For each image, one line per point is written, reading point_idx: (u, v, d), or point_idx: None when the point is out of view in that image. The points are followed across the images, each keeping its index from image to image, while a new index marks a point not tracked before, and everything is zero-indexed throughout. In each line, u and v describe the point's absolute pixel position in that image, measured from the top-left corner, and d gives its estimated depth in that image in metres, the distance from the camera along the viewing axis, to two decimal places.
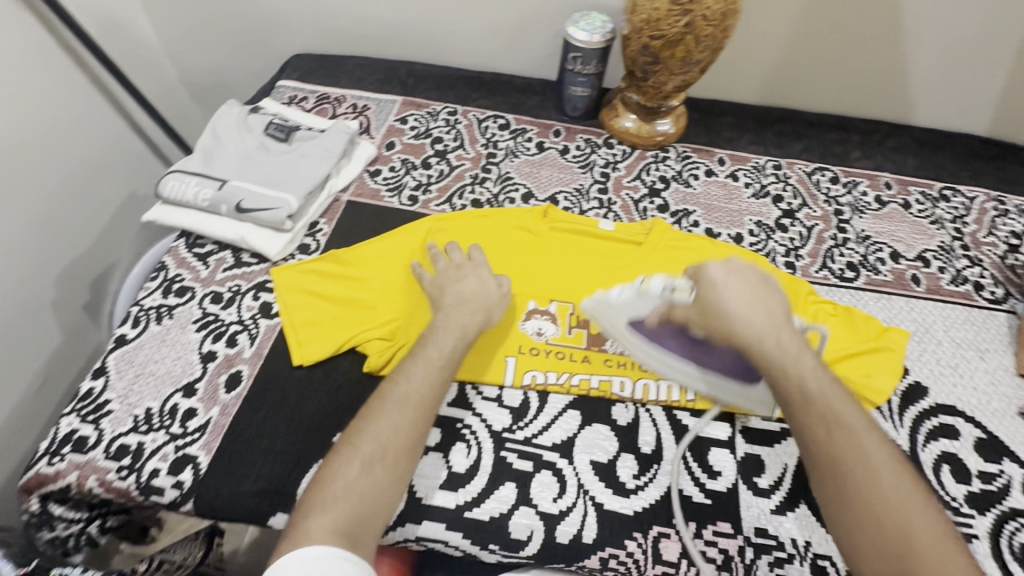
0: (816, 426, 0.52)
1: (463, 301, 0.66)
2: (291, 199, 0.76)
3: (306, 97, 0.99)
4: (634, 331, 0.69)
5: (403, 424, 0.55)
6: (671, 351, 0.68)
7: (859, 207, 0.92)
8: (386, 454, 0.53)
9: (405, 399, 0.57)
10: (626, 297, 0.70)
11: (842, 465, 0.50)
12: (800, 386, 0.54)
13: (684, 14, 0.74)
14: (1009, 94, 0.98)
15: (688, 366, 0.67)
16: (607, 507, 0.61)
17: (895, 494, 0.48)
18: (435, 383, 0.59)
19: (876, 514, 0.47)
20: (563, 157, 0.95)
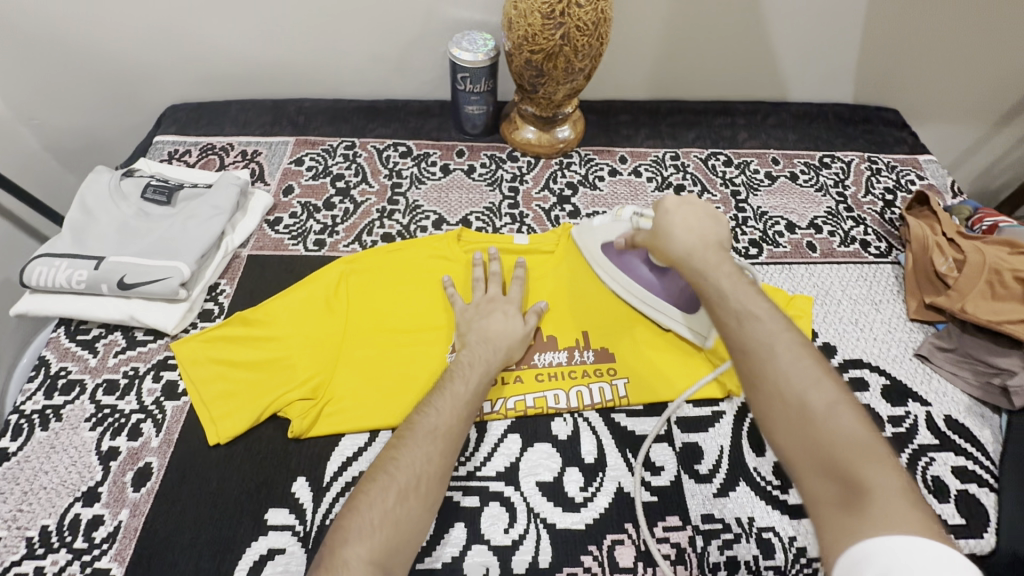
0: (727, 320, 0.53)
1: (486, 337, 0.68)
2: (183, 266, 0.71)
3: (188, 150, 0.93)
4: (602, 252, 0.78)
5: (434, 454, 0.56)
6: (630, 272, 0.76)
7: (753, 185, 0.98)
8: (416, 486, 0.53)
9: (436, 430, 0.57)
10: (606, 223, 0.80)
11: (750, 349, 0.50)
12: (717, 289, 0.56)
13: (558, 26, 0.76)
14: (862, 64, 1.08)
15: (644, 288, 0.75)
16: (559, 526, 0.60)
17: (798, 372, 0.47)
18: (463, 417, 0.60)
19: (779, 389, 0.47)
20: (470, 176, 0.94)
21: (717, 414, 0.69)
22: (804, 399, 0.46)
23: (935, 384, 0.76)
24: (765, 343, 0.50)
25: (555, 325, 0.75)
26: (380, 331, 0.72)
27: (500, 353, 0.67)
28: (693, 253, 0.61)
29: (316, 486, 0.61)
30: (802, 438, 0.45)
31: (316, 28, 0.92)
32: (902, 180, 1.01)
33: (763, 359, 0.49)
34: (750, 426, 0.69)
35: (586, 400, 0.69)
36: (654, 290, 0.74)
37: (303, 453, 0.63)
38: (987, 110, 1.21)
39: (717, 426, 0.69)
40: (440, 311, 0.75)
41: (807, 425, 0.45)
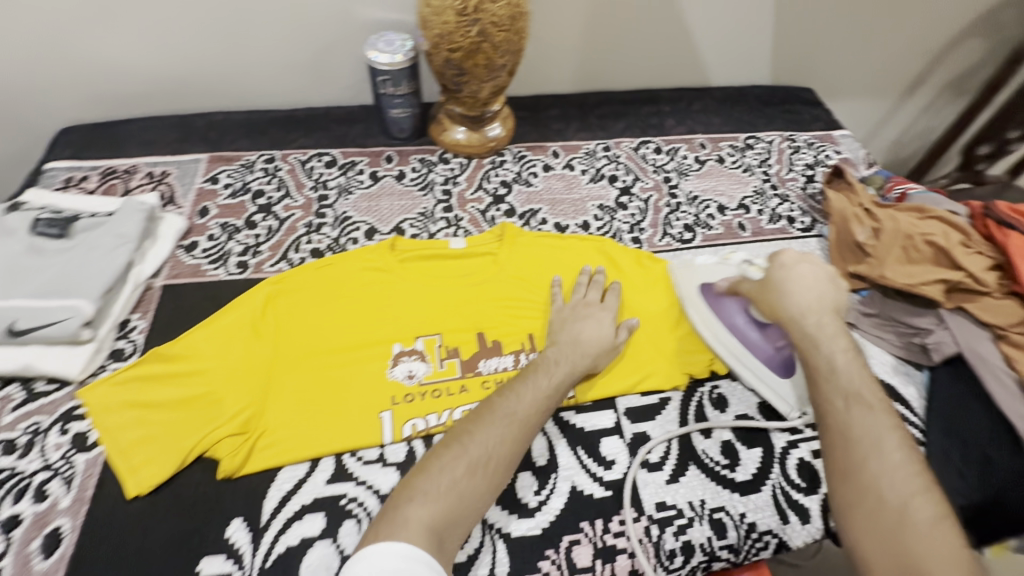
0: (835, 400, 0.57)
1: (580, 339, 0.68)
2: (85, 304, 0.65)
3: (86, 176, 0.85)
4: (700, 293, 0.76)
5: (507, 436, 0.56)
6: (724, 317, 0.73)
7: (683, 170, 1.00)
8: (483, 467, 0.54)
9: (513, 417, 0.58)
10: (710, 266, 0.79)
11: (855, 438, 0.54)
12: (829, 362, 0.60)
13: (473, 23, 0.74)
14: (775, 48, 1.12)
15: (736, 338, 0.72)
16: (515, 533, 0.59)
17: (900, 477, 0.51)
18: (541, 410, 0.60)
19: (878, 486, 0.51)
20: (400, 182, 0.91)
21: (664, 401, 0.70)
22: (904, 506, 0.49)
23: (863, 349, 0.79)
24: (873, 437, 0.53)
25: (498, 329, 0.74)
26: (317, 355, 0.68)
27: (587, 359, 0.67)
28: (808, 319, 0.63)
29: (253, 527, 0.57)
30: (887, 533, 0.48)
31: (219, 35, 0.86)
32: (820, 155, 1.05)
33: (869, 454, 0.53)
34: (696, 409, 0.70)
35: None
36: (744, 342, 0.72)
37: (237, 493, 0.59)
38: (892, 83, 1.29)
39: (664, 413, 0.69)
40: (376, 326, 0.72)
41: (901, 526, 0.48)
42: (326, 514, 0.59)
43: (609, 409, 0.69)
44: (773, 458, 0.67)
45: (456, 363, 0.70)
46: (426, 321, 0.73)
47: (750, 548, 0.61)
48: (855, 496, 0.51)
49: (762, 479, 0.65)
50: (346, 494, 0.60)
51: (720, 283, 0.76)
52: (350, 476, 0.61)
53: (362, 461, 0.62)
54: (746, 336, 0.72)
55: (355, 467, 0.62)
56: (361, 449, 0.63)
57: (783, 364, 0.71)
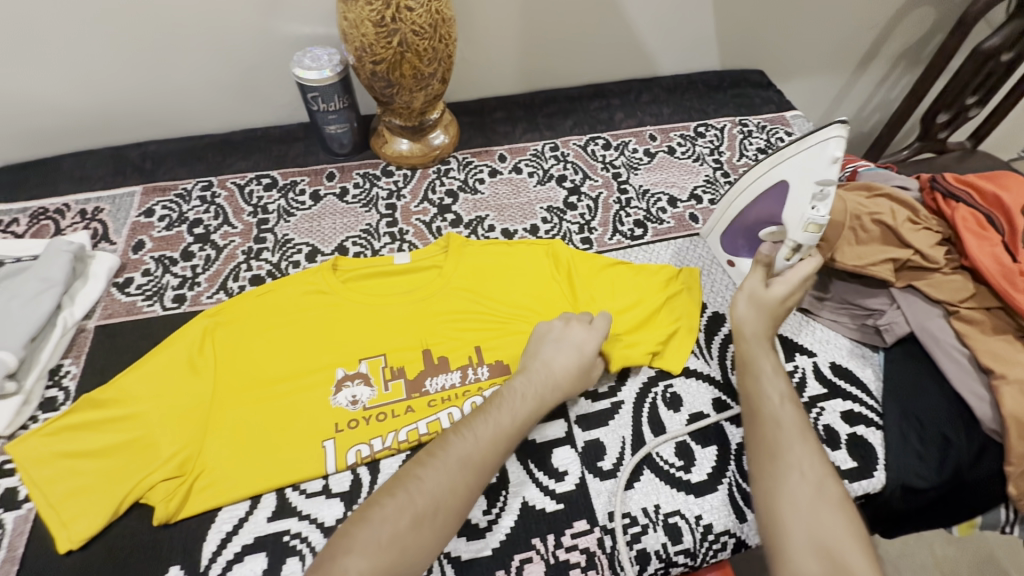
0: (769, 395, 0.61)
1: (555, 372, 0.64)
2: (7, 355, 0.62)
3: (15, 219, 0.82)
4: (778, 182, 0.69)
5: (463, 480, 0.53)
6: (769, 203, 0.72)
7: (633, 164, 0.98)
8: (429, 513, 0.51)
9: (470, 462, 0.54)
10: (803, 198, 0.66)
11: (782, 426, 0.58)
12: (766, 363, 0.64)
13: (393, 33, 0.72)
14: (721, 31, 1.11)
15: (753, 205, 0.74)
16: (465, 557, 0.58)
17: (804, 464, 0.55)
18: (497, 449, 0.56)
19: (797, 468, 0.55)
20: (342, 200, 0.89)
21: (616, 406, 0.69)
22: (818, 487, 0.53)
23: (819, 334, 0.78)
24: (796, 427, 0.58)
25: (446, 344, 0.72)
26: (258, 389, 0.66)
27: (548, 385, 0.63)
28: (754, 332, 0.67)
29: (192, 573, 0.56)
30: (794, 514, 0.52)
31: (140, 61, 0.83)
32: (772, 138, 1.04)
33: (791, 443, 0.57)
34: (649, 410, 0.69)
35: None
36: (752, 212, 0.75)
37: (174, 540, 0.57)
38: (844, 58, 1.27)
39: (617, 418, 0.68)
40: (318, 352, 0.70)
41: (814, 510, 0.52)
42: (268, 553, 0.57)
43: (560, 418, 0.68)
44: (729, 455, 0.66)
45: (402, 384, 0.69)
46: (370, 344, 0.71)
47: (707, 551, 0.60)
48: (778, 478, 0.55)
49: (718, 478, 0.64)
50: (289, 530, 0.58)
51: (783, 213, 0.69)
52: (292, 511, 0.60)
53: (305, 495, 0.61)
54: (753, 232, 0.77)
55: (298, 501, 0.60)
56: (304, 482, 0.61)
57: (731, 244, 0.81)
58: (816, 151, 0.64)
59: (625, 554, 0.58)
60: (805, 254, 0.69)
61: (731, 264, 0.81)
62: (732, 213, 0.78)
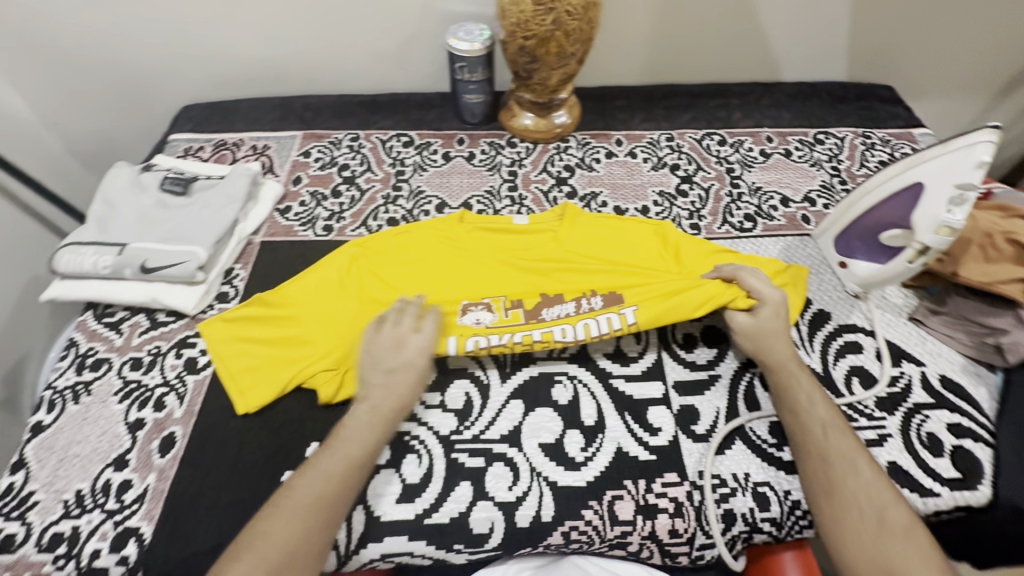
0: (813, 429, 0.61)
1: (392, 391, 0.62)
2: (199, 250, 0.75)
3: (202, 146, 0.97)
4: (909, 186, 0.70)
5: (321, 513, 0.54)
6: (895, 205, 0.72)
7: (747, 162, 1.00)
8: (293, 556, 0.52)
9: (320, 502, 0.55)
10: (938, 201, 0.66)
11: (833, 460, 0.58)
12: (800, 393, 0.63)
13: (548, 12, 0.79)
14: (855, 42, 1.10)
15: (875, 208, 0.75)
16: (562, 483, 0.63)
17: (838, 433, 0.60)
18: (349, 481, 0.57)
19: (857, 500, 0.56)
20: (470, 163, 0.97)
21: (713, 378, 0.72)
22: (881, 515, 0.54)
23: (931, 346, 0.77)
24: (848, 456, 0.58)
25: (559, 282, 0.77)
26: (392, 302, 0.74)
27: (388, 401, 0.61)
28: (783, 358, 0.66)
29: None
30: (835, 483, 0.57)
31: (319, 23, 0.96)
32: (896, 153, 1.02)
33: (846, 476, 0.57)
34: (746, 387, 0.71)
35: (593, 331, 0.71)
36: (874, 214, 0.75)
37: (315, 419, 0.67)
38: (983, 83, 1.21)
39: (714, 389, 0.71)
40: (446, 285, 0.77)
41: (879, 544, 0.53)
42: (391, 447, 0.65)
43: (658, 380, 0.71)
44: None
45: (520, 312, 0.74)
46: (491, 280, 0.78)
47: (792, 525, 0.63)
48: (840, 514, 0.56)
49: None
50: (410, 432, 0.66)
51: (912, 215, 0.69)
52: (413, 417, 0.67)
53: (425, 405, 0.68)
54: (872, 234, 0.77)
55: (419, 410, 0.68)
56: (424, 395, 0.69)
57: (847, 246, 0.81)
58: (961, 154, 0.65)
59: (713, 510, 0.61)
60: (930, 257, 0.68)
61: (843, 266, 0.82)
62: (853, 214, 0.79)
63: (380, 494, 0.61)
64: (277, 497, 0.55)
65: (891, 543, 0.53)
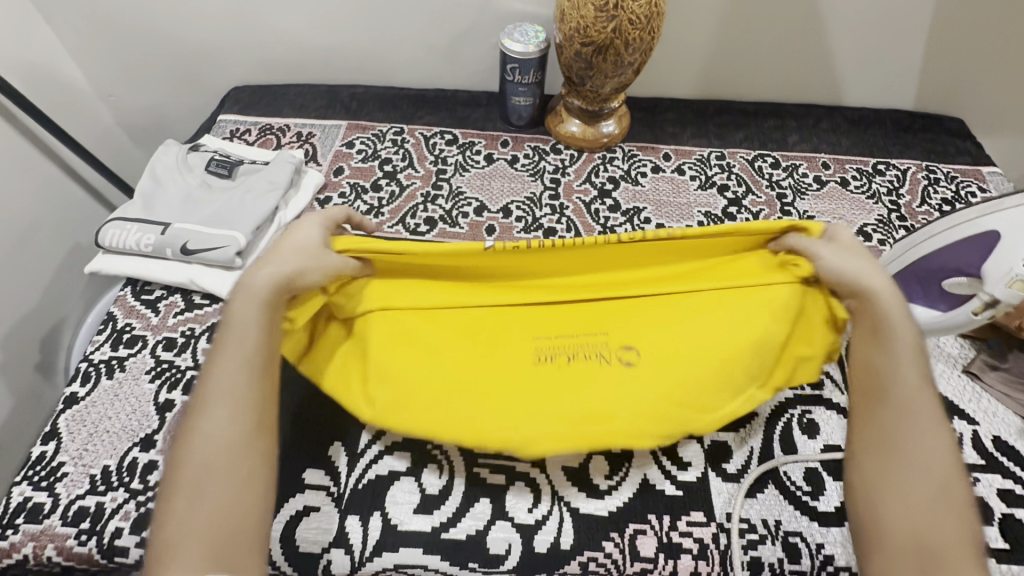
0: (909, 384, 0.55)
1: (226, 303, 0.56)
2: (239, 235, 0.75)
3: (248, 129, 0.98)
4: (985, 233, 0.65)
5: (224, 471, 0.50)
6: (963, 251, 0.67)
7: (800, 189, 0.96)
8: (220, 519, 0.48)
9: (213, 460, 0.49)
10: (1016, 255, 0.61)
11: (916, 421, 0.54)
12: (907, 344, 0.56)
13: (610, 19, 0.77)
14: (928, 70, 1.03)
15: (940, 252, 0.69)
16: (583, 511, 0.61)
17: (931, 403, 0.55)
18: (210, 394, 0.52)
19: (927, 466, 0.52)
20: (512, 166, 0.95)
21: (749, 415, 0.68)
22: (946, 490, 0.51)
23: (985, 403, 0.72)
24: (932, 423, 0.54)
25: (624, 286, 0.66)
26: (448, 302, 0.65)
27: (246, 330, 0.54)
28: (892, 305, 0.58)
29: (350, 451, 0.64)
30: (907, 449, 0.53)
31: (373, 14, 0.95)
32: (961, 191, 0.96)
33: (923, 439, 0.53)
34: (783, 428, 0.68)
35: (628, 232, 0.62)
36: (938, 257, 0.69)
37: (337, 419, 0.66)
38: None
39: (749, 427, 0.68)
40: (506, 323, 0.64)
41: (933, 509, 0.50)
42: (412, 454, 0.64)
43: None
44: None
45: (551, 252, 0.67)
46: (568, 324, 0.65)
47: None
48: (898, 471, 0.52)
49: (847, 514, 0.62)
50: (432, 441, 0.65)
51: (983, 265, 0.65)
52: None
53: None
54: (931, 279, 0.71)
55: None
56: None
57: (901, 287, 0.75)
58: None
59: (739, 555, 0.59)
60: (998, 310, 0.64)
61: None
62: (911, 256, 0.73)
63: (398, 503, 0.61)
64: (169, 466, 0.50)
65: (939, 513, 0.50)
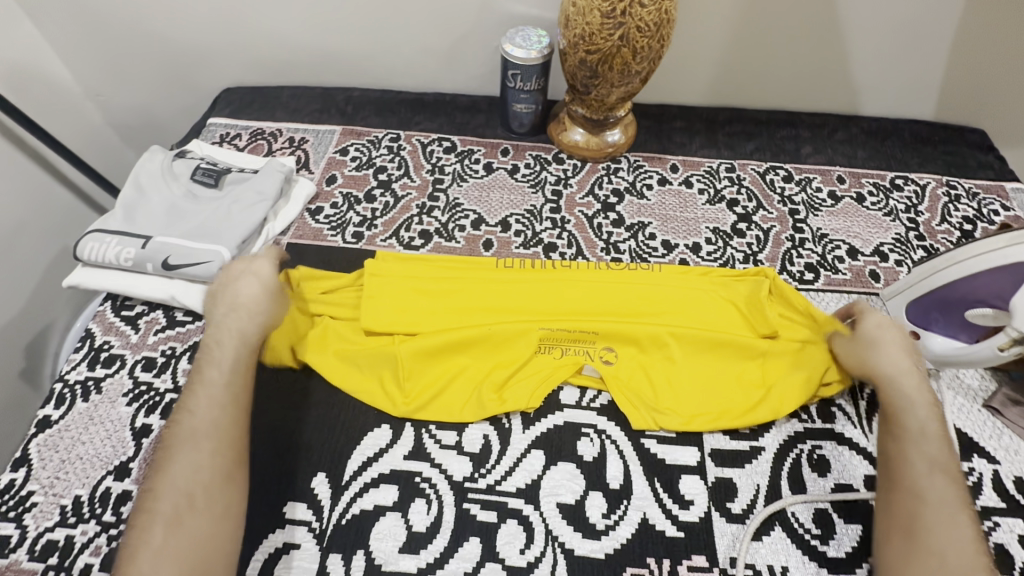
0: (918, 465, 0.56)
1: (223, 334, 0.61)
2: (224, 250, 0.71)
3: (239, 134, 0.94)
4: (1015, 266, 0.61)
5: (201, 508, 0.52)
6: (991, 283, 0.63)
7: (814, 204, 0.91)
8: (194, 558, 0.49)
9: (190, 496, 0.52)
10: None
11: (928, 502, 0.54)
12: (915, 421, 0.59)
13: (617, 26, 0.72)
14: (952, 79, 0.98)
15: (965, 283, 0.65)
16: (578, 552, 0.58)
17: (942, 478, 0.55)
18: (218, 414, 0.56)
19: (941, 550, 0.51)
20: (512, 177, 0.91)
21: (756, 450, 0.65)
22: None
23: (1007, 440, 0.68)
24: (947, 506, 0.53)
25: (619, 302, 0.72)
26: (452, 322, 0.69)
27: (225, 373, 0.59)
28: (900, 378, 0.61)
29: (335, 484, 0.61)
30: (920, 524, 0.53)
31: (368, 14, 0.91)
32: (983, 209, 0.92)
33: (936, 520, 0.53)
34: (792, 465, 0.64)
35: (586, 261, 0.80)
36: (961, 288, 0.65)
37: (322, 448, 0.63)
38: None
39: (755, 463, 0.64)
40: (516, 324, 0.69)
41: None
42: (400, 488, 0.61)
43: (693, 446, 0.65)
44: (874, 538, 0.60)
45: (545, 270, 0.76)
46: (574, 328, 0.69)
47: None
48: (910, 553, 0.52)
49: (858, 560, 0.58)
50: (421, 474, 0.62)
51: (1015, 300, 0.61)
52: (427, 457, 0.63)
53: (439, 444, 0.64)
54: (954, 308, 0.67)
55: (433, 449, 0.64)
56: (441, 433, 0.65)
57: (919, 315, 0.71)
58: None
59: None
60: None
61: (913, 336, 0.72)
62: (933, 282, 0.69)
63: (384, 540, 0.58)
64: (142, 509, 0.51)
65: None
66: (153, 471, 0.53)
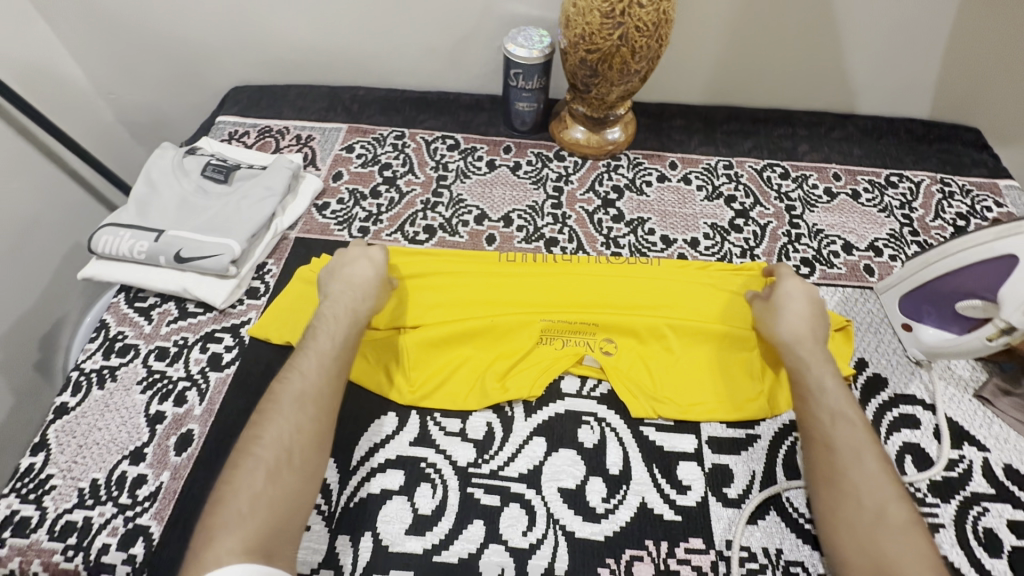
0: (822, 417, 0.59)
1: (342, 307, 0.64)
2: (234, 244, 0.73)
3: (247, 132, 0.97)
4: (999, 259, 0.62)
5: (297, 466, 0.53)
6: (977, 276, 0.65)
7: (810, 201, 0.93)
8: (281, 513, 0.51)
9: (287, 454, 0.53)
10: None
11: (837, 449, 0.56)
12: (812, 378, 0.62)
13: (616, 26, 0.74)
14: (946, 78, 1.00)
15: (953, 275, 0.67)
16: (579, 534, 0.60)
17: (845, 423, 0.58)
18: (332, 378, 0.59)
19: (858, 493, 0.54)
20: (515, 173, 0.93)
21: (752, 437, 0.67)
22: (882, 511, 0.52)
23: (997, 429, 0.70)
24: (855, 449, 0.56)
25: (622, 297, 0.73)
26: (458, 314, 0.71)
27: (336, 345, 0.61)
28: (795, 338, 0.65)
29: (342, 469, 0.63)
30: (837, 470, 0.55)
31: (373, 15, 0.93)
32: (977, 205, 0.94)
33: (847, 466, 0.55)
34: (786, 453, 0.66)
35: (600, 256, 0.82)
36: (949, 280, 0.68)
37: None
38: None
39: (751, 450, 0.66)
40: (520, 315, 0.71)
41: (871, 536, 0.51)
42: (405, 473, 0.63)
43: (691, 433, 0.67)
44: None
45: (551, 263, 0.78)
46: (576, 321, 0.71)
47: None
48: (836, 504, 0.54)
49: None
50: (426, 459, 0.64)
51: (1000, 292, 0.63)
52: (431, 443, 0.65)
53: (444, 431, 0.66)
54: (944, 300, 0.70)
55: (438, 436, 0.65)
56: (446, 420, 0.66)
57: (912, 307, 0.74)
58: None
59: None
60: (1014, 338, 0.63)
61: (906, 328, 0.75)
62: (925, 275, 0.71)
63: (390, 522, 0.60)
64: (240, 451, 0.53)
65: (876, 537, 0.51)
66: (253, 419, 0.55)
